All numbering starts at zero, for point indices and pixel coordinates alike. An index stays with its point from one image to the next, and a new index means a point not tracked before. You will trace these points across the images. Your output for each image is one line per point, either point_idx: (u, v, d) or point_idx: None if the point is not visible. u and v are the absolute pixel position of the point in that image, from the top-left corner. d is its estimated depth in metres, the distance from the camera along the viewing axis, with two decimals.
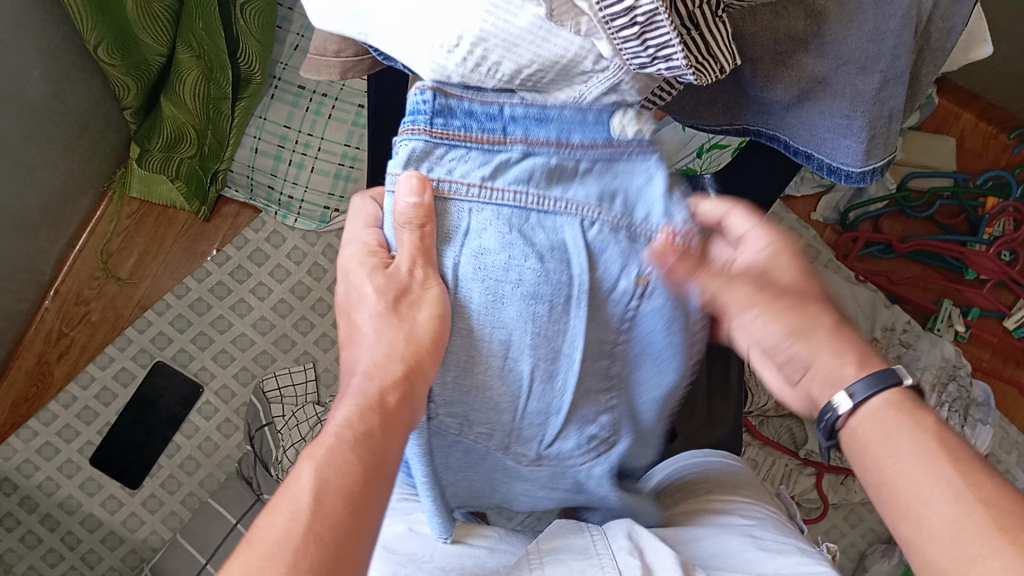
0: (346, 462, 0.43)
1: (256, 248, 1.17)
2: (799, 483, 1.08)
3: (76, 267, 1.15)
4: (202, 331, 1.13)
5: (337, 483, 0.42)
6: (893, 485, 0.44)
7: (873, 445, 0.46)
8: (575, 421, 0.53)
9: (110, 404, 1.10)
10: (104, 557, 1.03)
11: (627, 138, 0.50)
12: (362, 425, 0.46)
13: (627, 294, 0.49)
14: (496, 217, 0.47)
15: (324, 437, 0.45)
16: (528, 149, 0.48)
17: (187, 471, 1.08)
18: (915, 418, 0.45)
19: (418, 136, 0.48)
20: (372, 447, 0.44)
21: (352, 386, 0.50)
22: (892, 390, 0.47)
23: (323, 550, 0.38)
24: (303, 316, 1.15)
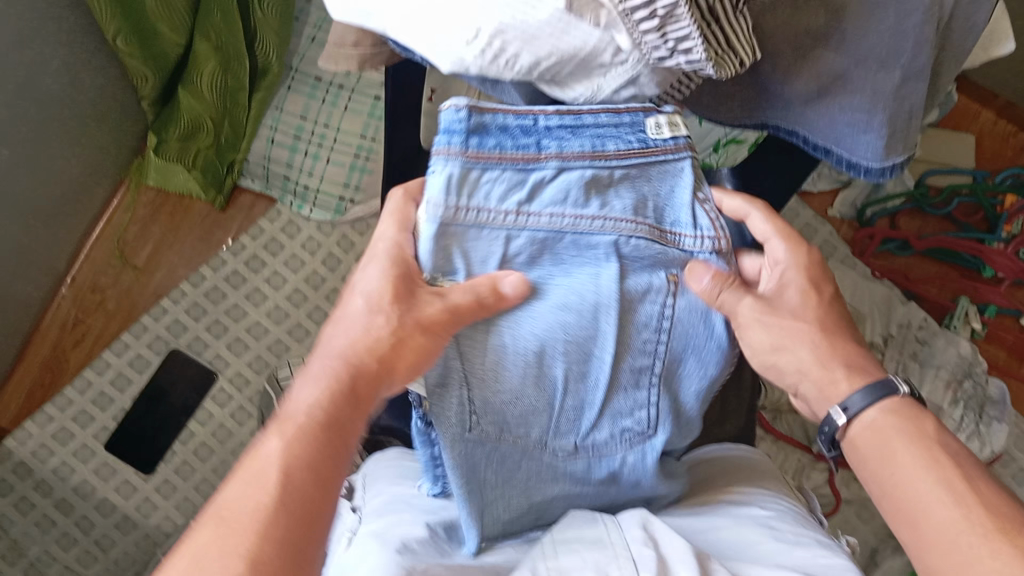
0: (314, 442, 0.44)
1: (271, 238, 1.17)
2: (811, 478, 1.08)
3: (93, 255, 1.16)
4: (217, 320, 1.14)
5: (302, 462, 0.43)
6: (893, 491, 0.46)
7: (872, 453, 0.48)
8: (609, 413, 0.54)
9: (125, 391, 1.10)
10: (117, 542, 1.04)
11: (657, 143, 0.53)
12: (333, 408, 0.47)
13: (658, 296, 0.53)
14: (532, 238, 0.49)
15: (293, 415, 0.46)
16: (562, 163, 0.49)
17: (200, 458, 1.08)
18: (914, 425, 0.48)
19: (452, 160, 0.47)
20: (339, 426, 0.46)
21: (323, 366, 0.51)
22: (889, 399, 0.49)
23: (290, 521, 0.40)
24: (317, 306, 1.15)
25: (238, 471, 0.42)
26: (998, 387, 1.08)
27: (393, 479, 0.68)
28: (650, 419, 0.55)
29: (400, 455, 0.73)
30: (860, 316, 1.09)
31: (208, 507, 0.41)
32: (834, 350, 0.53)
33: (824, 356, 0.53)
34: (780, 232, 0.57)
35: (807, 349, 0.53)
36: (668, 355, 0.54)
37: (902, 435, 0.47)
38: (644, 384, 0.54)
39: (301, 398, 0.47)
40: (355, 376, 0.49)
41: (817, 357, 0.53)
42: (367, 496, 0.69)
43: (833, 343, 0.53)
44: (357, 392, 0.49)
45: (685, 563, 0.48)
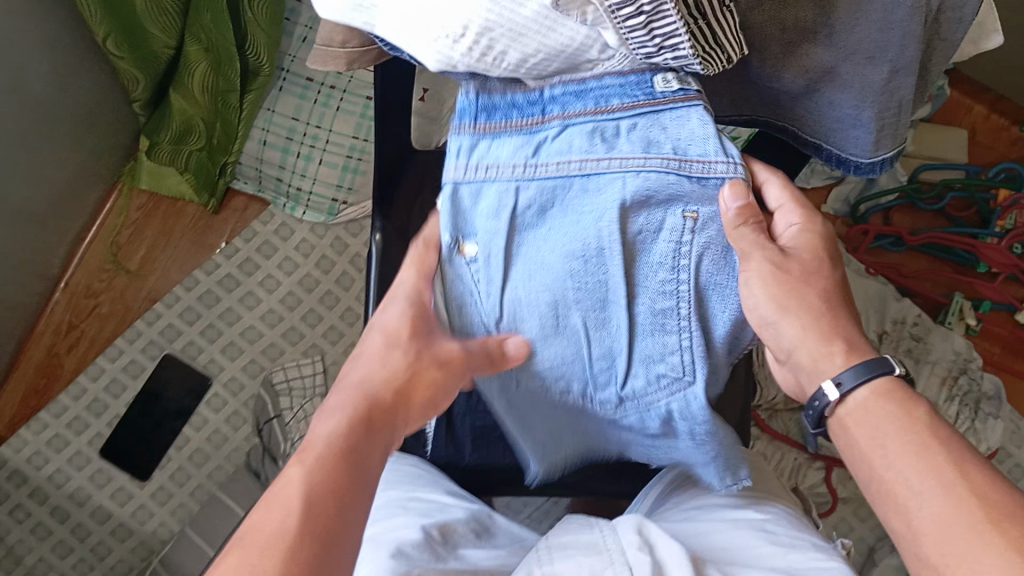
0: (337, 467, 0.42)
1: (265, 240, 1.17)
2: (807, 476, 1.08)
3: (85, 261, 1.15)
4: (211, 324, 1.14)
5: (328, 486, 0.41)
6: (881, 478, 0.45)
7: (862, 437, 0.47)
8: (639, 358, 0.54)
9: (119, 396, 1.10)
10: (114, 548, 1.04)
11: (666, 95, 0.51)
12: (352, 436, 0.44)
13: (675, 229, 0.51)
14: (539, 187, 0.52)
15: (312, 443, 0.43)
16: (564, 122, 0.52)
17: (195, 463, 1.08)
18: (902, 408, 0.46)
19: (464, 134, 0.53)
20: (360, 454, 0.44)
21: (341, 395, 0.49)
22: (882, 378, 0.47)
23: (316, 549, 0.38)
24: (311, 309, 1.15)
25: (261, 501, 0.40)
26: (993, 382, 1.08)
27: (388, 481, 0.68)
28: (684, 365, 0.53)
29: (395, 458, 0.73)
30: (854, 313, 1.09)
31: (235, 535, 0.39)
32: (835, 325, 0.50)
33: (821, 329, 0.50)
34: (795, 201, 0.54)
35: (807, 320, 0.50)
36: (692, 294, 0.52)
37: (889, 420, 0.46)
38: (671, 328, 0.53)
39: (320, 428, 0.45)
40: (372, 404, 0.48)
41: (815, 330, 0.50)
42: None
43: (835, 320, 0.50)
44: (376, 420, 0.47)
45: (681, 567, 0.49)
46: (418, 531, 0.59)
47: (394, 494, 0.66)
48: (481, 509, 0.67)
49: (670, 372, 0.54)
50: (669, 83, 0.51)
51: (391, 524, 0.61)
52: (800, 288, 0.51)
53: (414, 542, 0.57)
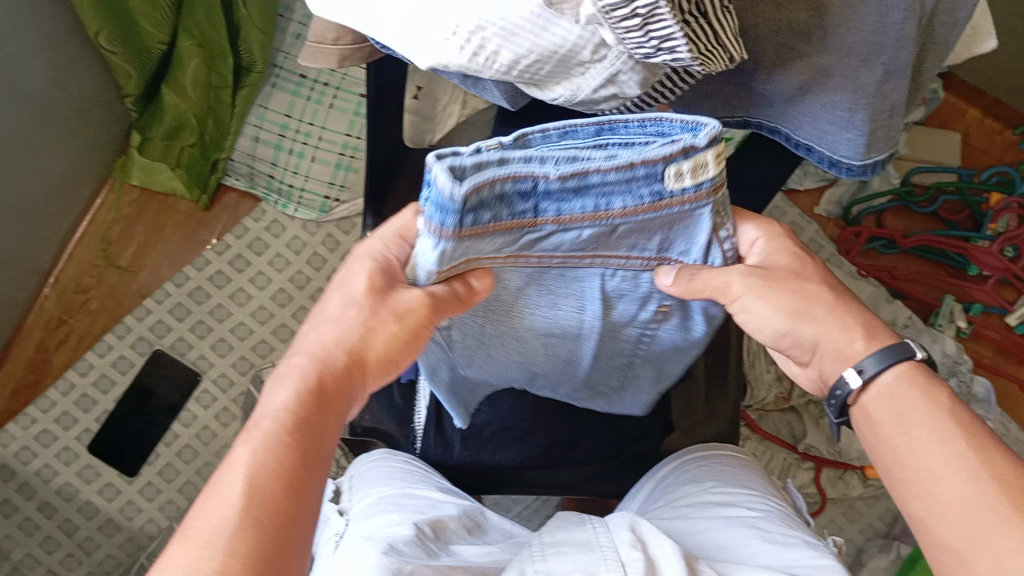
0: (285, 446, 0.42)
1: (256, 237, 1.17)
2: (797, 477, 1.08)
3: (75, 255, 1.14)
4: (200, 320, 1.13)
5: (272, 470, 0.40)
6: (907, 466, 0.46)
7: (883, 420, 0.48)
8: (583, 387, 0.65)
9: (108, 392, 1.10)
10: (101, 545, 1.04)
11: (674, 195, 0.44)
12: (307, 407, 0.44)
13: (647, 319, 0.55)
14: (516, 271, 0.48)
15: (260, 422, 0.43)
16: (560, 224, 0.44)
17: (184, 459, 1.08)
18: (931, 395, 0.47)
19: (441, 239, 0.42)
20: (312, 428, 0.44)
21: (290, 364, 0.47)
22: (903, 364, 0.49)
23: (263, 535, 0.38)
24: (302, 306, 1.15)
25: (208, 490, 0.40)
26: (983, 386, 1.08)
27: (379, 479, 0.68)
28: (620, 381, 0.64)
29: (385, 456, 0.72)
30: None
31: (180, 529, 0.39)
32: (852, 314, 0.52)
33: (841, 316, 0.51)
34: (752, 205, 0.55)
35: (825, 310, 0.51)
36: (643, 351, 0.59)
37: (913, 406, 0.47)
38: (617, 369, 0.61)
39: (271, 401, 0.44)
40: (325, 372, 0.47)
41: (836, 319, 0.51)
42: (354, 497, 0.67)
43: (849, 307, 0.52)
44: (331, 393, 0.46)
45: (675, 566, 0.48)
46: (411, 527, 0.58)
47: (390, 491, 0.65)
48: (466, 502, 0.67)
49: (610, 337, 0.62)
50: (680, 183, 0.44)
51: (386, 520, 0.60)
52: (796, 283, 0.52)
53: (407, 539, 0.56)
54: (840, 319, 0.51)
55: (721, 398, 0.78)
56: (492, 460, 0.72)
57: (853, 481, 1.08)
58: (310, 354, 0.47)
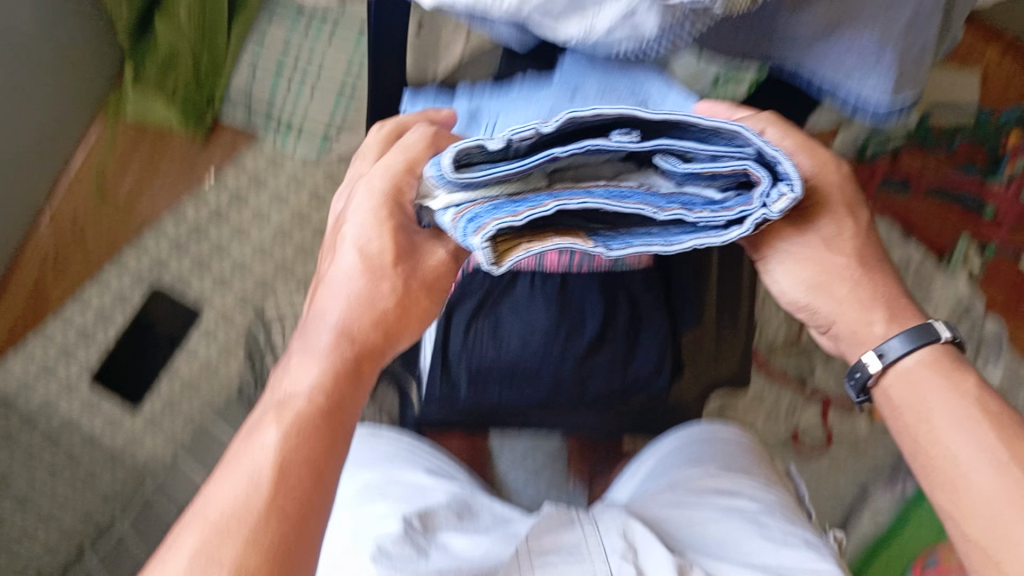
0: (312, 435, 0.42)
1: (256, 173, 1.14)
2: (803, 417, 1.07)
3: (70, 189, 1.11)
4: (201, 255, 1.12)
5: (300, 460, 0.41)
6: (935, 458, 0.47)
7: (907, 409, 0.49)
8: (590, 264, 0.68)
9: (109, 326, 1.09)
10: (105, 476, 1.05)
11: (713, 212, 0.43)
12: (338, 390, 0.44)
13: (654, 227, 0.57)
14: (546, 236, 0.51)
15: (292, 399, 0.43)
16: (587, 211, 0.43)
17: (187, 395, 1.08)
18: (953, 381, 0.48)
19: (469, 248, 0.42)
20: (340, 413, 0.44)
21: (319, 338, 0.46)
22: (928, 348, 0.48)
23: (285, 529, 0.38)
24: (303, 244, 1.12)
25: (233, 466, 0.41)
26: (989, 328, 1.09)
27: (363, 462, 0.68)
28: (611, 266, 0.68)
29: (370, 433, 0.72)
30: None
31: (198, 506, 0.40)
32: (875, 291, 0.50)
33: (863, 294, 0.50)
34: (800, 144, 0.50)
35: (849, 292, 0.50)
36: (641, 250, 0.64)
37: (934, 391, 0.48)
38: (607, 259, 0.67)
39: (301, 377, 0.44)
40: (360, 348, 0.46)
41: (856, 297, 0.50)
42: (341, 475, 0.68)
43: (874, 283, 0.50)
44: (363, 367, 0.46)
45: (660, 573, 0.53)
46: (399, 523, 0.59)
47: (375, 478, 0.66)
48: (449, 488, 0.67)
49: (630, 92, 0.59)
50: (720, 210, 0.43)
51: (373, 512, 0.61)
52: (825, 259, 0.49)
53: (395, 536, 0.57)
54: (859, 296, 0.50)
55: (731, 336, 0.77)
56: (497, 401, 0.71)
57: (860, 423, 1.07)
58: (338, 329, 0.46)
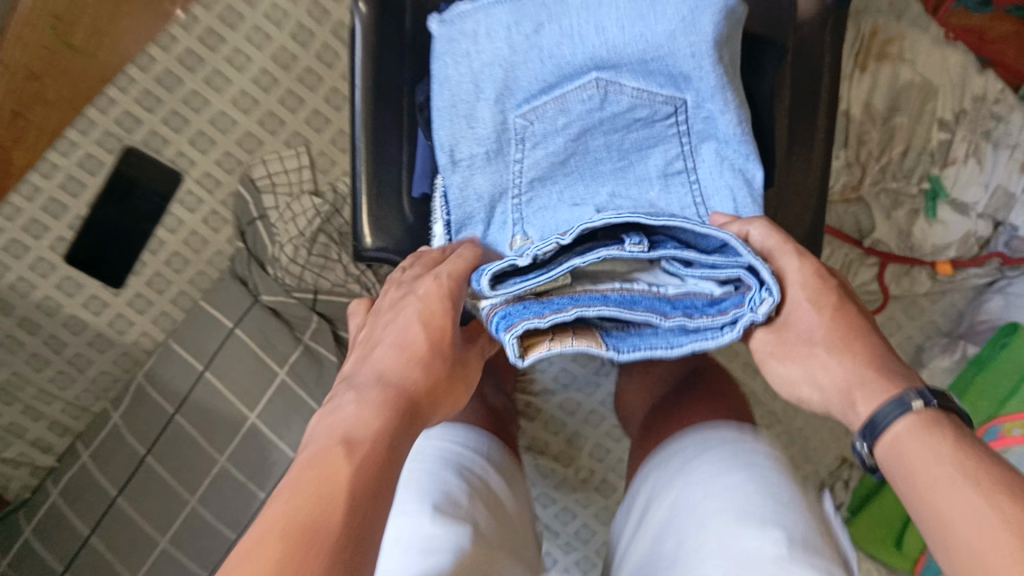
0: (368, 464, 0.40)
1: (228, 6, 0.96)
2: (859, 275, 0.97)
3: (20, 34, 0.85)
4: (174, 111, 0.97)
5: (362, 486, 0.39)
6: (931, 513, 0.40)
7: (904, 466, 0.42)
8: None
9: (79, 196, 0.94)
10: (94, 361, 0.96)
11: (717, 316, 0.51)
12: (392, 427, 0.43)
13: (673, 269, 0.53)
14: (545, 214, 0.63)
15: (349, 431, 0.42)
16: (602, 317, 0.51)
17: (173, 269, 0.99)
18: (935, 445, 0.41)
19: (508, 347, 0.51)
20: (395, 455, 0.42)
21: (364, 382, 0.47)
22: (909, 413, 0.43)
23: (339, 546, 0.36)
24: (290, 90, 1.00)
25: (286, 488, 0.39)
26: None
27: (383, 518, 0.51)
28: None
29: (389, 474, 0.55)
30: (931, 89, 0.94)
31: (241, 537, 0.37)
32: (861, 355, 0.48)
33: (839, 355, 0.49)
34: (778, 246, 0.53)
35: (835, 343, 0.49)
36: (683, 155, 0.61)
37: (928, 455, 0.41)
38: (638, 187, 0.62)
39: (352, 418, 0.43)
40: (410, 394, 0.46)
41: (841, 363, 0.48)
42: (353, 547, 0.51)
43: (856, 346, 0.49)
44: (413, 417, 0.46)
45: None
46: None
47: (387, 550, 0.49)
48: (463, 531, 0.49)
49: (667, 84, 0.60)
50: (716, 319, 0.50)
51: None
52: (807, 349, 0.50)
53: None
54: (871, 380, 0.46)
55: (796, 165, 0.69)
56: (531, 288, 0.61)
57: (921, 278, 0.97)
58: (393, 386, 0.46)
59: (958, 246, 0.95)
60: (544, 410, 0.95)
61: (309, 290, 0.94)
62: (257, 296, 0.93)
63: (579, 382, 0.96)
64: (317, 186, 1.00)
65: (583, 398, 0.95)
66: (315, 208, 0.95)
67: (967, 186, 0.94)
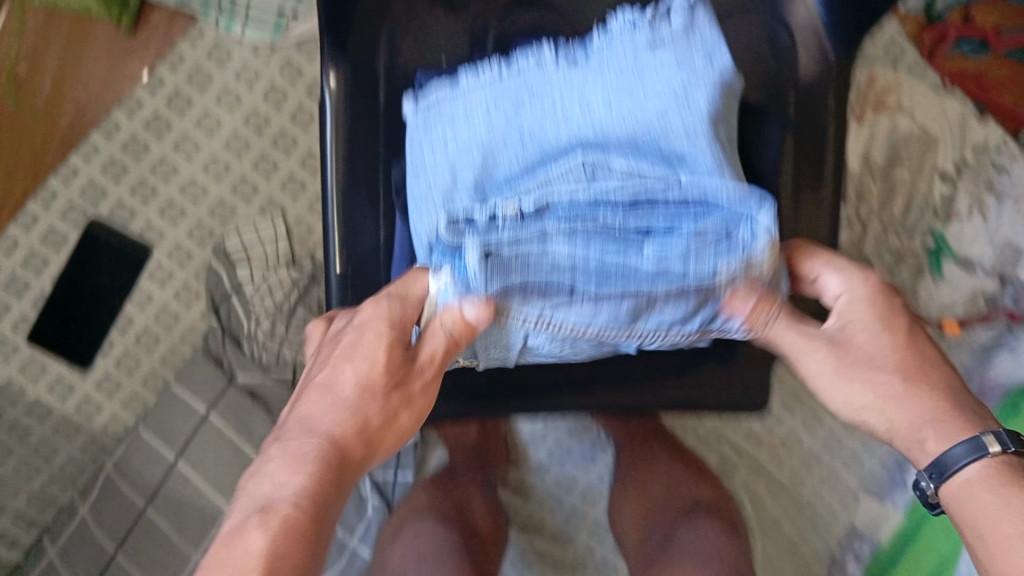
0: (298, 543, 0.41)
1: (196, 68, 0.94)
2: None
3: None
4: (142, 180, 0.93)
5: (282, 568, 0.40)
6: (997, 560, 0.42)
7: (976, 514, 0.44)
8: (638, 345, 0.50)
9: (42, 273, 0.90)
10: (60, 449, 0.90)
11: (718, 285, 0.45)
12: (320, 491, 0.43)
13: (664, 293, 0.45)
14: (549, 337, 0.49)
15: (277, 503, 0.42)
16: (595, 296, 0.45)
17: (144, 347, 0.93)
18: (1007, 494, 0.43)
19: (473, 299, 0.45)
20: (321, 520, 0.43)
21: (299, 434, 0.46)
22: (986, 460, 0.44)
23: None
24: (263, 154, 0.95)
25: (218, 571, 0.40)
26: None
27: None
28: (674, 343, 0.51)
29: None
30: (930, 140, 0.90)
31: None
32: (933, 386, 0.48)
33: (913, 390, 0.48)
34: (837, 268, 0.51)
35: (904, 375, 0.48)
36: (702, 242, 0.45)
37: (997, 505, 0.43)
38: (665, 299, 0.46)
39: (282, 485, 0.43)
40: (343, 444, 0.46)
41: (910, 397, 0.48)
42: None
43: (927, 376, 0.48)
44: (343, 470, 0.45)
45: None
46: None
47: None
48: None
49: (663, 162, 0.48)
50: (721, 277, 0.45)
51: None
52: (870, 374, 0.48)
53: None
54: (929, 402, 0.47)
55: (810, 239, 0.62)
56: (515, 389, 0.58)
57: None
58: (321, 435, 0.45)
59: (965, 305, 0.88)
60: (538, 488, 0.90)
61: (288, 366, 0.88)
62: (231, 377, 0.88)
63: (576, 461, 0.91)
64: (296, 258, 0.92)
65: (579, 473, 0.91)
66: (293, 280, 0.90)
67: (972, 240, 0.89)
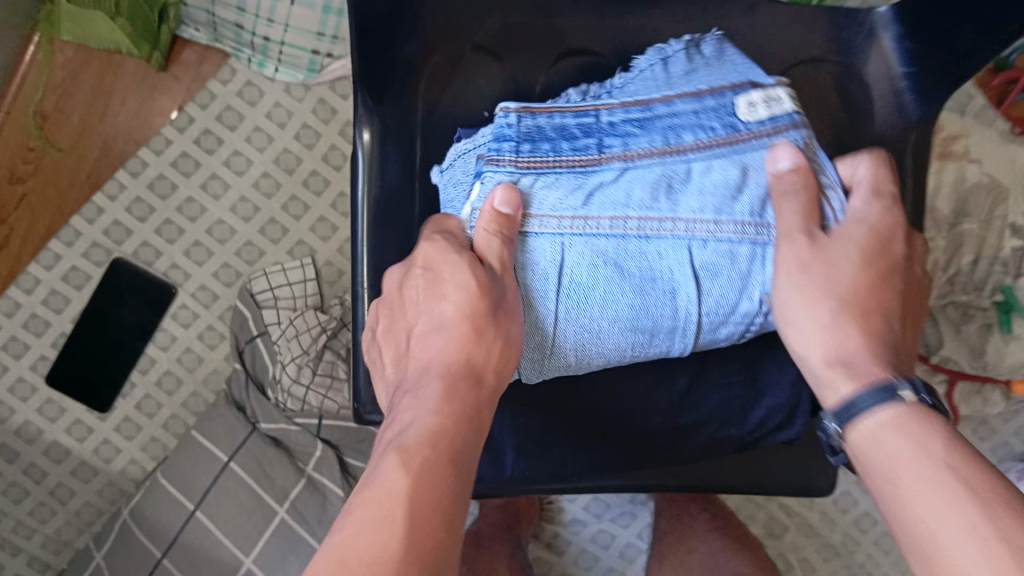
0: (439, 475, 0.37)
1: (226, 106, 0.90)
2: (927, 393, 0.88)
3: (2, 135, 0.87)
4: (168, 219, 0.90)
5: (431, 501, 0.36)
6: (904, 511, 0.36)
7: (875, 469, 0.39)
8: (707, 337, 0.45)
9: (63, 311, 0.88)
10: (77, 492, 0.88)
11: (750, 129, 0.46)
12: (459, 428, 0.40)
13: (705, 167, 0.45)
14: (589, 251, 0.43)
15: (411, 441, 0.39)
16: (625, 164, 0.45)
17: (166, 390, 0.90)
18: (917, 438, 0.38)
19: (503, 167, 0.44)
20: (462, 458, 0.39)
21: (419, 381, 0.42)
22: (897, 404, 0.40)
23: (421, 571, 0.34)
24: (293, 195, 0.91)
25: (353, 512, 0.36)
26: None
27: None
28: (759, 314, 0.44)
29: None
30: (1002, 190, 0.83)
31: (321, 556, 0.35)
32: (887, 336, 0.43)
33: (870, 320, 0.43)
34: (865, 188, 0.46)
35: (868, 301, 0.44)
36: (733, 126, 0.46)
37: (896, 454, 0.38)
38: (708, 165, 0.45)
39: (419, 423, 0.40)
40: (467, 376, 0.42)
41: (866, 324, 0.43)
42: None
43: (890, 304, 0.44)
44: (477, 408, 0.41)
45: None
46: None
47: None
48: None
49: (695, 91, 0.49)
50: (755, 111, 0.46)
51: None
52: (835, 289, 0.43)
53: None
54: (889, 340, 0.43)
55: None
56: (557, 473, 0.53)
57: (994, 398, 0.88)
58: (441, 378, 0.42)
59: None
60: (573, 544, 0.85)
61: (314, 414, 0.84)
62: (255, 424, 0.84)
63: (613, 511, 0.85)
64: (324, 304, 0.90)
65: (617, 529, 0.85)
66: (321, 325, 0.85)
67: None
